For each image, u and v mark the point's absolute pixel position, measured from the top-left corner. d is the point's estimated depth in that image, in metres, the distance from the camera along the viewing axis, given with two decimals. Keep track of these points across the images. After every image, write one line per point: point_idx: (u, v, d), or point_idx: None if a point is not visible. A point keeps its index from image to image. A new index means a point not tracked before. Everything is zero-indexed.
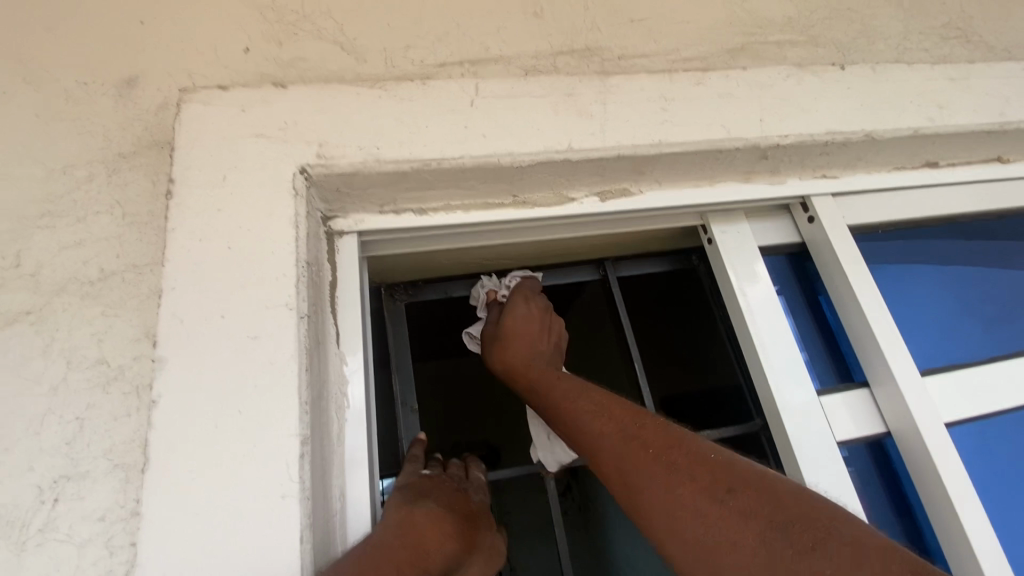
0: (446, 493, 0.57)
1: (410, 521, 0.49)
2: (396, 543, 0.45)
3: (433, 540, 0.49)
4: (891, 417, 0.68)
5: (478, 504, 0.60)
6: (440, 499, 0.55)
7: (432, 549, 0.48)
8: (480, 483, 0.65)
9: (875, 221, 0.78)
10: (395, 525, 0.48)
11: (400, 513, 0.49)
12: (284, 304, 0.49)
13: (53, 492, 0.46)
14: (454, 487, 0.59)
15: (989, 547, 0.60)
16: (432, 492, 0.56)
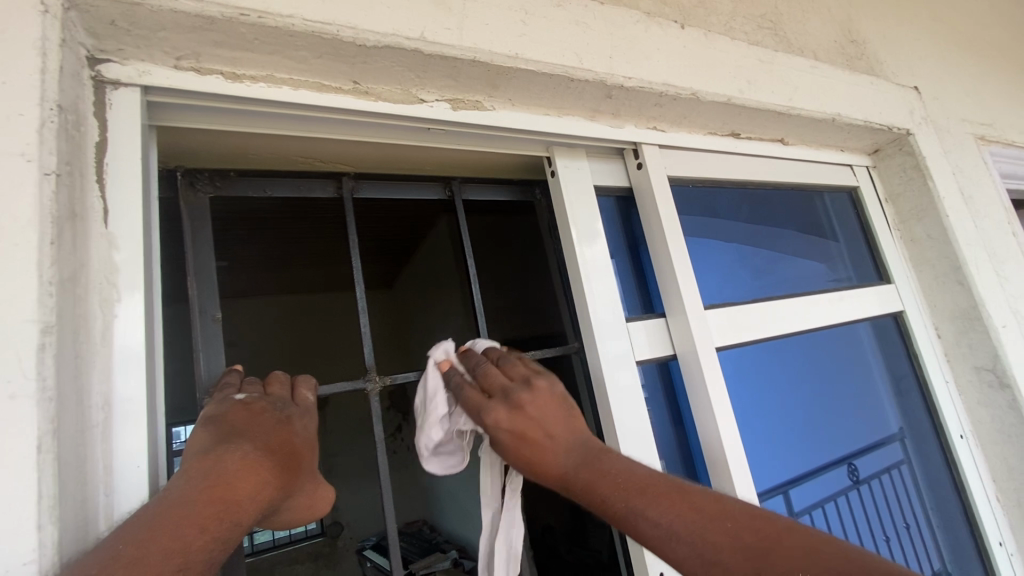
0: (267, 429, 0.47)
1: (223, 477, 0.40)
2: (197, 503, 0.38)
3: (245, 488, 0.41)
4: (678, 342, 0.80)
5: (303, 430, 0.51)
6: (262, 440, 0.45)
7: (247, 502, 0.40)
8: (312, 405, 0.54)
9: (688, 175, 0.89)
10: (201, 481, 0.39)
11: (205, 465, 0.40)
12: (19, 153, 0.37)
13: None
14: (273, 421, 0.48)
15: (734, 441, 0.75)
16: (246, 425, 0.46)
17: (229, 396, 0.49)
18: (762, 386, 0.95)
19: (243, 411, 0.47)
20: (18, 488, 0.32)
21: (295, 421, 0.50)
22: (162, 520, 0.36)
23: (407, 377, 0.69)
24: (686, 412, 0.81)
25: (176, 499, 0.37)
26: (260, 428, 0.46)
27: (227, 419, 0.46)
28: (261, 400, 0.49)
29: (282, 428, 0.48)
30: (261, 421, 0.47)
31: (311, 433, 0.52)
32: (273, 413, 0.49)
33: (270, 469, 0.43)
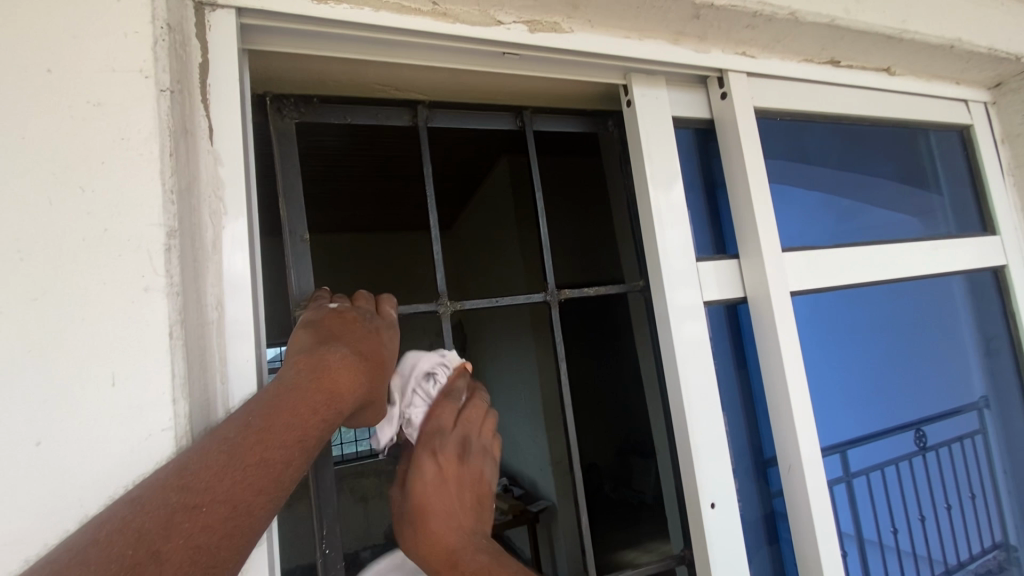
0: (360, 336, 0.50)
1: (324, 368, 0.44)
2: (306, 391, 0.42)
3: (345, 382, 0.45)
4: (750, 285, 0.78)
5: (390, 342, 0.54)
6: (356, 343, 0.49)
7: (346, 394, 0.44)
8: (395, 321, 0.58)
9: (775, 108, 0.82)
10: (308, 372, 0.44)
11: (308, 359, 0.45)
12: (139, 70, 0.40)
13: None
14: (364, 329, 0.52)
15: (800, 388, 0.74)
16: (340, 332, 0.50)
17: (324, 306, 0.54)
18: (834, 334, 0.91)
19: (338, 319, 0.52)
20: (158, 369, 0.37)
21: (383, 332, 0.54)
22: (274, 401, 0.41)
23: (475, 305, 0.71)
24: (751, 356, 0.80)
25: (284, 386, 0.42)
26: (353, 334, 0.50)
27: (324, 325, 0.50)
28: (353, 311, 0.54)
29: (372, 336, 0.52)
30: (354, 328, 0.51)
31: (396, 345, 0.55)
32: (363, 323, 0.52)
33: (365, 370, 0.47)
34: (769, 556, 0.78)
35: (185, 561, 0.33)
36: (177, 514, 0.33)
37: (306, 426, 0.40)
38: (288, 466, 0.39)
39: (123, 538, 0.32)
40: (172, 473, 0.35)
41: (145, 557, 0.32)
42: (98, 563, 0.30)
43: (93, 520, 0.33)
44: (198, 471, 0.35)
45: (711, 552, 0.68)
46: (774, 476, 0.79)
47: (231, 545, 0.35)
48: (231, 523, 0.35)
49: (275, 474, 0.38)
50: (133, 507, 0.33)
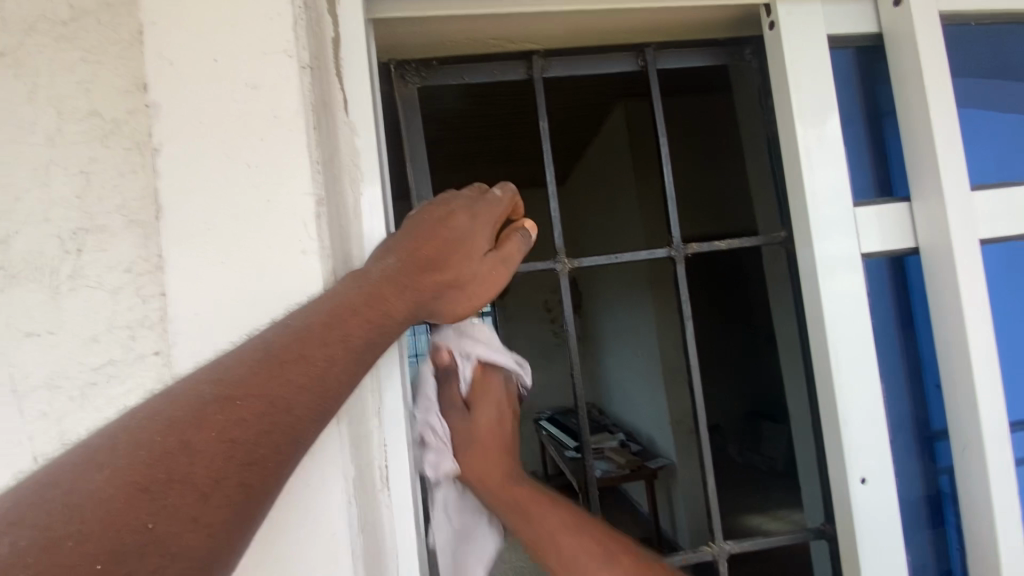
0: (430, 245, 0.47)
1: (377, 280, 0.43)
2: (352, 308, 0.41)
3: (391, 300, 0.43)
4: (923, 234, 0.66)
5: (472, 246, 0.49)
6: (417, 255, 0.46)
7: (391, 316, 0.43)
8: (495, 206, 0.51)
9: (969, 10, 0.66)
10: (361, 283, 0.43)
11: (364, 272, 0.44)
12: (283, 51, 0.43)
13: (75, 243, 0.47)
14: (448, 236, 0.48)
15: (987, 356, 0.62)
16: (415, 237, 0.47)
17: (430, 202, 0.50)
18: None
19: (428, 217, 0.48)
20: None
21: (470, 232, 0.49)
22: (331, 300, 0.40)
23: (594, 262, 0.69)
24: (920, 315, 0.69)
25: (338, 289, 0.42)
26: (432, 240, 0.47)
27: (405, 233, 0.48)
28: (441, 206, 0.49)
29: (447, 248, 0.47)
30: (432, 231, 0.47)
31: (488, 248, 0.50)
32: (445, 223, 0.48)
33: (413, 288, 0.45)
34: (933, 540, 0.69)
35: (217, 456, 0.33)
36: (209, 406, 0.34)
37: (346, 339, 0.40)
38: (331, 367, 0.39)
39: (156, 428, 0.33)
40: (206, 372, 0.36)
41: (174, 448, 0.32)
42: (127, 452, 0.32)
43: (130, 412, 0.35)
44: (232, 370, 0.36)
45: (859, 529, 0.62)
46: (944, 448, 0.69)
47: (269, 442, 0.35)
48: (268, 423, 0.35)
49: (314, 373, 0.38)
50: (167, 400, 0.34)
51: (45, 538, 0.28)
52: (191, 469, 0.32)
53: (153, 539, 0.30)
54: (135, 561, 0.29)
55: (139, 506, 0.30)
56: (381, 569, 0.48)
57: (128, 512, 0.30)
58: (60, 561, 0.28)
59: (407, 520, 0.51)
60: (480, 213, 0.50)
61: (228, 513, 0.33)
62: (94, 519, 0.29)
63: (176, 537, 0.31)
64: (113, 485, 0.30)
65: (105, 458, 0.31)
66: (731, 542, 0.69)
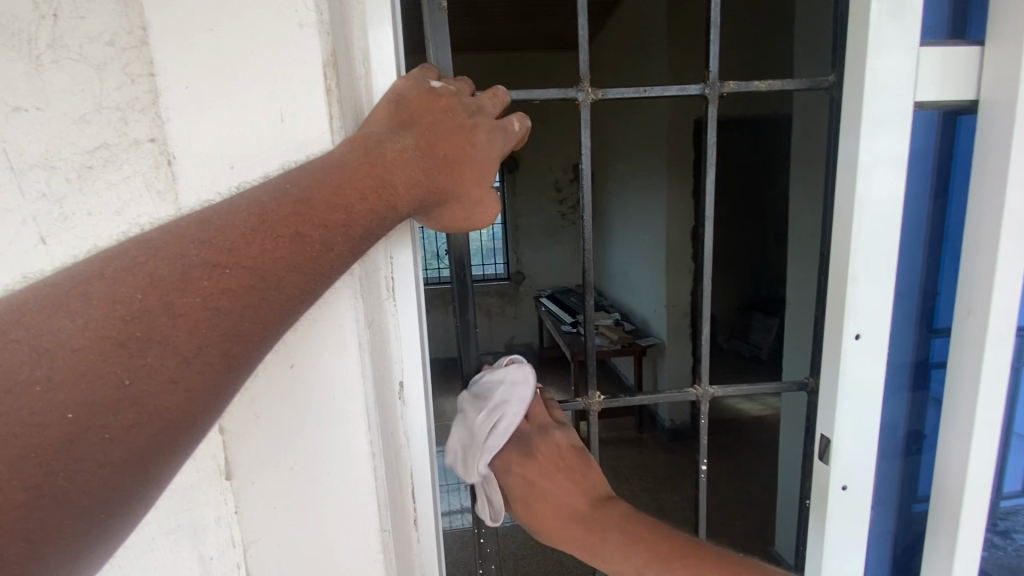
0: (440, 131, 0.42)
1: (386, 153, 0.38)
2: (359, 175, 0.37)
3: (399, 178, 0.39)
4: (987, 85, 0.59)
5: (480, 147, 0.44)
6: (425, 136, 0.41)
7: (398, 191, 0.38)
8: (510, 132, 0.46)
9: None
10: (360, 151, 0.38)
11: (366, 138, 0.39)
12: None
13: (50, 6, 0.42)
14: (458, 122, 0.43)
15: (1018, 225, 0.59)
16: (426, 118, 0.42)
17: (428, 80, 0.45)
18: None
19: (432, 101, 0.43)
20: (314, 107, 0.39)
21: (483, 136, 0.44)
22: (325, 169, 0.36)
23: (620, 94, 0.63)
24: (958, 183, 0.65)
25: (337, 158, 0.37)
26: (446, 137, 0.42)
27: (411, 104, 0.42)
28: (450, 98, 0.44)
29: (458, 138, 0.43)
30: (443, 118, 0.43)
31: (495, 162, 0.45)
32: (458, 116, 0.43)
33: (427, 170, 0.40)
34: (911, 401, 0.72)
35: (202, 321, 0.30)
36: (197, 268, 0.30)
37: (351, 211, 0.36)
38: (328, 253, 0.35)
39: (131, 276, 0.29)
40: (195, 226, 0.32)
41: (155, 307, 0.29)
42: (102, 300, 0.28)
43: (101, 251, 0.30)
44: (220, 229, 0.32)
45: (840, 380, 0.65)
46: (939, 344, 0.70)
47: (255, 317, 0.32)
48: (260, 294, 0.32)
49: (314, 254, 0.34)
50: (147, 245, 0.31)
51: (7, 382, 0.26)
52: (171, 330, 0.29)
53: (129, 397, 0.28)
54: (109, 417, 0.27)
55: (115, 361, 0.28)
56: (385, 368, 0.51)
57: (106, 366, 0.28)
58: (34, 414, 0.26)
59: (412, 338, 0.53)
60: (495, 132, 0.45)
61: (209, 377, 0.31)
62: (62, 371, 0.27)
63: (153, 399, 0.29)
64: (89, 337, 0.27)
65: (80, 302, 0.28)
66: (715, 387, 0.72)
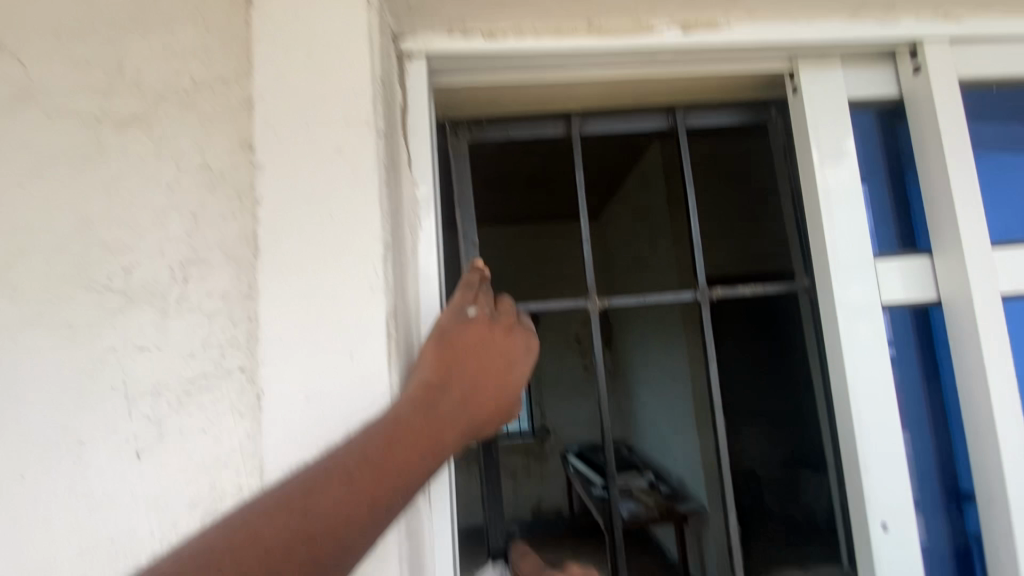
0: (483, 364, 0.52)
1: (441, 405, 0.48)
2: (420, 429, 0.46)
3: (455, 421, 0.48)
4: (945, 287, 0.68)
5: (517, 368, 0.54)
6: (471, 375, 0.51)
7: (451, 435, 0.47)
8: (531, 339, 0.57)
9: (992, 76, 0.69)
10: (419, 405, 0.47)
11: (425, 391, 0.48)
12: (364, 121, 0.52)
13: (183, 273, 0.56)
14: (496, 352, 0.53)
15: (1010, 411, 0.63)
16: (470, 351, 0.52)
17: (463, 310, 0.55)
18: None
19: (470, 334, 0.53)
20: (377, 349, 0.49)
21: (516, 358, 0.55)
22: (394, 425, 0.45)
23: (624, 301, 0.74)
24: (946, 369, 0.70)
25: (404, 413, 0.46)
26: (487, 368, 0.52)
27: (455, 343, 0.52)
28: (486, 325, 0.54)
29: (498, 367, 0.53)
30: (484, 352, 0.53)
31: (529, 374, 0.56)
32: (495, 342, 0.54)
33: (476, 404, 0.50)
34: None
35: None
36: (297, 536, 0.39)
37: (414, 462, 0.45)
38: (397, 498, 0.43)
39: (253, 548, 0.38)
40: (297, 498, 0.41)
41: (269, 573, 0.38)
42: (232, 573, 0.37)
43: (227, 525, 0.40)
44: (315, 499, 0.41)
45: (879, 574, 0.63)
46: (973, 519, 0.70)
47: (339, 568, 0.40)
48: (345, 550, 0.40)
49: (386, 508, 0.42)
50: (260, 516, 0.40)
51: None
52: None
53: None
54: None
55: None
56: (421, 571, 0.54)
57: None
58: None
59: None
60: (523, 344, 0.56)
61: None
62: None
63: None
64: None
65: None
66: None
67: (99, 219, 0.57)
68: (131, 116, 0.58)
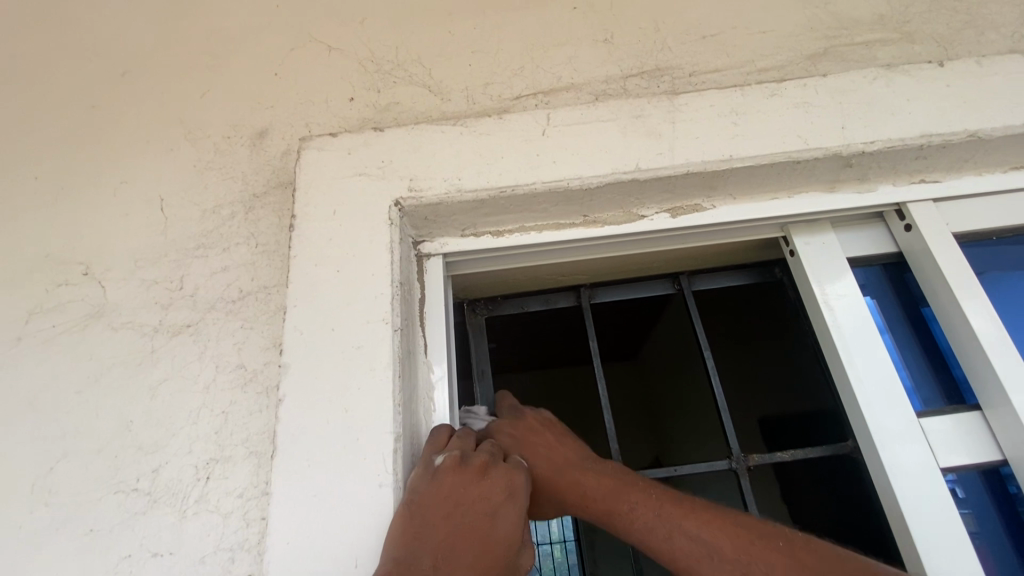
0: (455, 523, 0.47)
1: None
2: None
3: None
4: (1007, 445, 0.62)
5: (500, 518, 0.49)
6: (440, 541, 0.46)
7: None
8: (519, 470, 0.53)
9: (990, 227, 0.70)
10: None
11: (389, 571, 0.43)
12: (382, 319, 0.57)
13: (206, 471, 0.58)
14: (469, 505, 0.49)
15: None
16: (439, 509, 0.48)
17: (432, 459, 0.52)
18: None
19: (441, 486, 0.49)
20: (381, 552, 0.48)
21: (494, 506, 0.49)
22: None
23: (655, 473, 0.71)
24: None
25: None
26: (461, 530, 0.47)
27: (425, 502, 0.48)
28: (455, 472, 0.50)
29: (476, 526, 0.47)
30: (457, 507, 0.48)
31: (521, 520, 0.50)
32: (467, 491, 0.49)
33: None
34: None
35: None
36: None
37: None
38: None
39: None
40: None
41: None
42: None
43: None
44: None
45: None
46: None
47: None
48: None
49: None
50: None
51: None
52: None
53: None
54: None
55: None
56: None
57: None
58: None
59: None
60: (505, 477, 0.51)
61: None
62: None
63: None
64: None
65: None
66: None
67: (139, 420, 0.61)
68: (183, 323, 0.65)
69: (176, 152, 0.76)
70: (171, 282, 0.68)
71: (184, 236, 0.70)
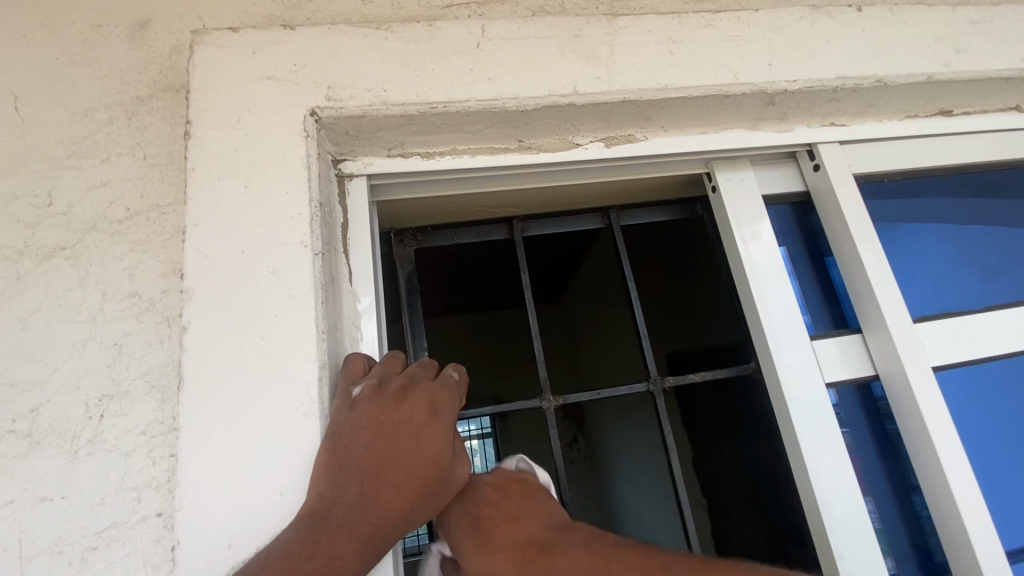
0: (376, 453, 0.45)
1: (330, 521, 0.42)
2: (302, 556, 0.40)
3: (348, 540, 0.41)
4: (879, 361, 0.71)
5: (425, 441, 0.47)
6: (362, 471, 0.44)
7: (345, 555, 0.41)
8: (443, 390, 0.50)
9: (884, 170, 0.77)
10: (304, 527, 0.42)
11: (312, 512, 0.42)
12: (300, 241, 0.52)
13: (99, 408, 0.52)
14: (388, 434, 0.46)
15: (965, 485, 0.64)
16: (359, 442, 0.45)
17: (348, 391, 0.49)
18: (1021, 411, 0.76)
19: (358, 420, 0.46)
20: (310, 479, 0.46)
21: (416, 430, 0.47)
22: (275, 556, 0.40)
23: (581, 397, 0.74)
24: (895, 437, 0.72)
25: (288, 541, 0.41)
26: (384, 459, 0.45)
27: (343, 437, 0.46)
28: (372, 404, 0.47)
29: (397, 454, 0.45)
30: (377, 435, 0.46)
31: (447, 436, 0.48)
32: (385, 419, 0.46)
33: (376, 506, 0.43)
34: None
35: None
36: None
37: None
38: None
39: None
40: None
41: None
42: None
43: None
44: None
45: None
46: None
47: None
48: None
49: None
50: None
51: None
52: None
53: None
54: None
55: None
56: None
57: None
58: None
59: None
60: (421, 399, 0.48)
61: None
62: None
63: None
64: None
65: None
66: None
67: (7, 355, 0.53)
68: (56, 245, 0.56)
69: (28, 39, 0.62)
70: (36, 197, 0.57)
71: (47, 143, 0.59)
